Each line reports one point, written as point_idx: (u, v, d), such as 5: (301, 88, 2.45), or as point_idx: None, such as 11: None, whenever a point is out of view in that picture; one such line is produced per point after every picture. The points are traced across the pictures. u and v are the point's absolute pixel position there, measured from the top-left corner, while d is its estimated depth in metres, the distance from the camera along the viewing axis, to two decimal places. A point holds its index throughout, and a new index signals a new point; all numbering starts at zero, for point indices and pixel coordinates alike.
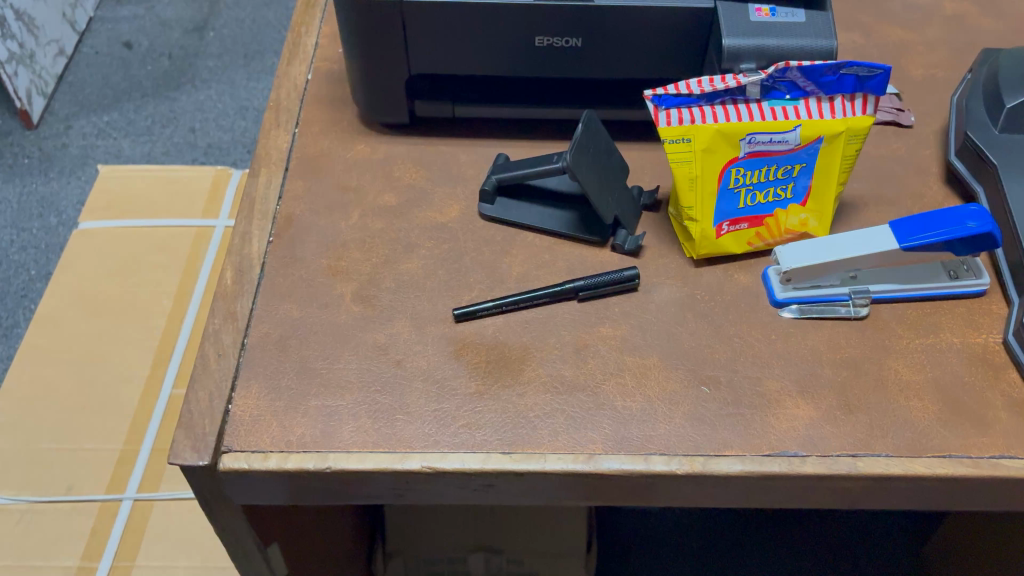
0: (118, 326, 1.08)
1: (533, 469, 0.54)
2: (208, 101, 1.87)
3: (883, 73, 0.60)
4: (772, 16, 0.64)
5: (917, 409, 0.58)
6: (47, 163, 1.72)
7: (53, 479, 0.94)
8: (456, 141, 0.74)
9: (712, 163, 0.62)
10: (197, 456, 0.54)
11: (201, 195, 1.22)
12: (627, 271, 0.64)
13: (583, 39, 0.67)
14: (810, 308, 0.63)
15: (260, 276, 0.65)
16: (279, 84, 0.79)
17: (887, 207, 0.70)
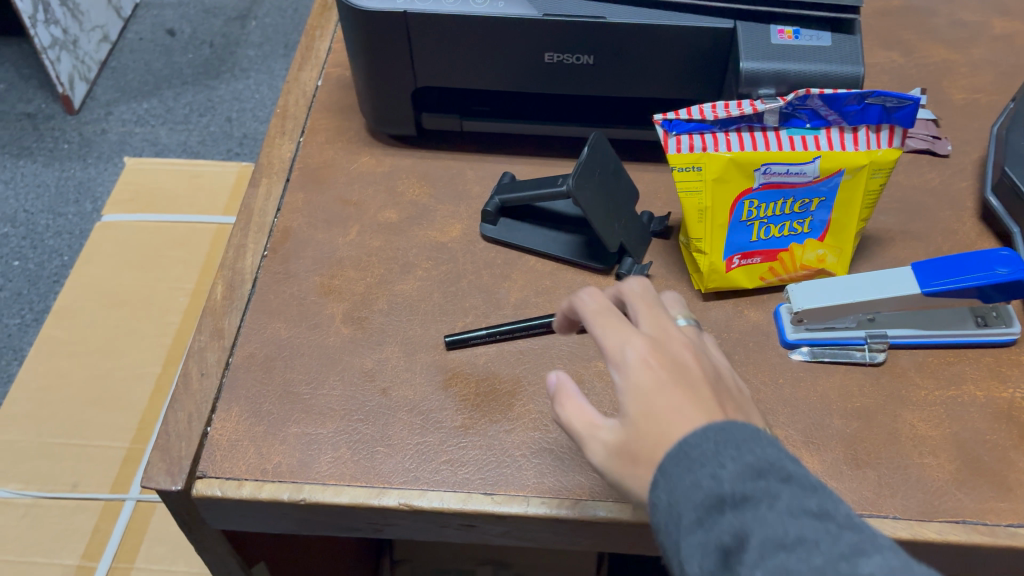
0: (134, 321, 1.07)
1: (515, 512, 0.52)
2: (246, 90, 1.87)
3: (913, 104, 0.56)
4: (795, 38, 0.60)
5: (932, 467, 0.54)
6: (86, 149, 1.74)
7: (59, 475, 0.94)
8: (464, 156, 0.72)
9: (724, 193, 0.59)
10: (170, 481, 0.53)
11: (224, 191, 1.22)
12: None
13: (595, 57, 0.64)
14: (822, 351, 0.59)
15: (252, 292, 0.63)
16: (288, 90, 0.77)
17: (915, 243, 0.66)
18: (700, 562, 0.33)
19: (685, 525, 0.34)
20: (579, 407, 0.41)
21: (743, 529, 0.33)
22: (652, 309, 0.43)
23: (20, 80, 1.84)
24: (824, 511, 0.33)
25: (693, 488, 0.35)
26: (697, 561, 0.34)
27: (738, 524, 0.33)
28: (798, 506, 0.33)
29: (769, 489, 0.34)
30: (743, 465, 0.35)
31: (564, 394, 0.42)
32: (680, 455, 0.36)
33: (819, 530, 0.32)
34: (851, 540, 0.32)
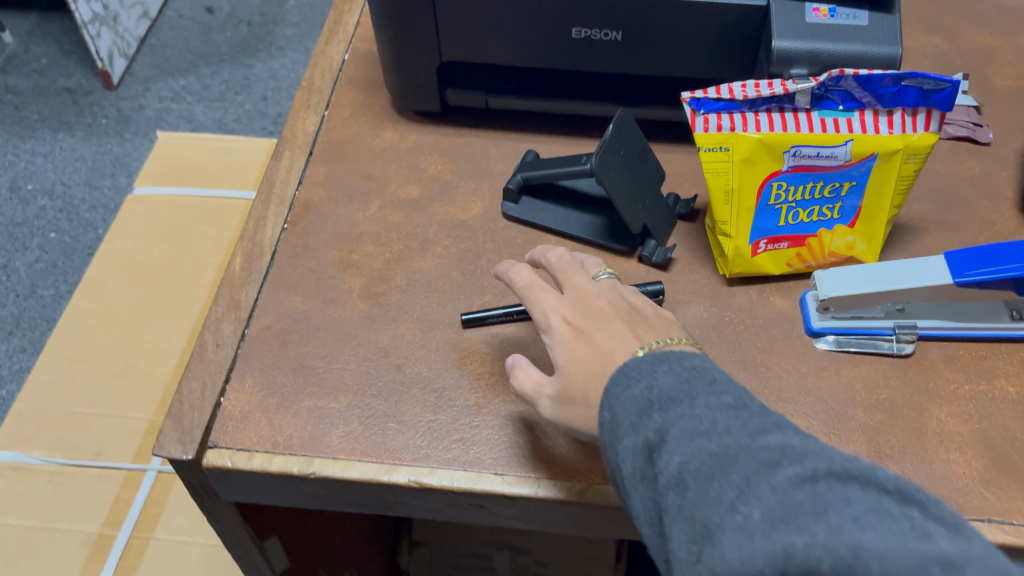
0: (161, 293, 1.08)
1: (525, 494, 0.51)
2: (282, 69, 1.87)
3: (951, 87, 0.54)
4: (831, 17, 0.58)
5: (958, 463, 0.52)
6: (123, 124, 1.75)
7: (83, 443, 0.95)
8: (488, 134, 0.71)
9: (751, 175, 0.58)
10: (181, 450, 0.53)
11: (254, 166, 1.21)
12: (649, 286, 0.59)
13: (624, 33, 0.62)
14: (848, 341, 0.57)
15: (270, 264, 0.63)
16: (315, 63, 0.76)
17: (950, 233, 0.63)
18: (633, 458, 0.41)
19: (622, 430, 0.42)
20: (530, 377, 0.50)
21: (664, 423, 0.40)
22: (573, 274, 0.53)
23: (62, 55, 1.86)
24: (736, 407, 0.41)
25: (632, 400, 0.43)
26: (631, 459, 0.41)
27: (662, 422, 0.41)
28: (712, 403, 0.41)
29: (690, 392, 0.42)
30: (670, 381, 0.43)
31: (519, 369, 0.51)
32: (623, 378, 0.44)
33: (727, 419, 0.40)
34: (754, 425, 0.39)
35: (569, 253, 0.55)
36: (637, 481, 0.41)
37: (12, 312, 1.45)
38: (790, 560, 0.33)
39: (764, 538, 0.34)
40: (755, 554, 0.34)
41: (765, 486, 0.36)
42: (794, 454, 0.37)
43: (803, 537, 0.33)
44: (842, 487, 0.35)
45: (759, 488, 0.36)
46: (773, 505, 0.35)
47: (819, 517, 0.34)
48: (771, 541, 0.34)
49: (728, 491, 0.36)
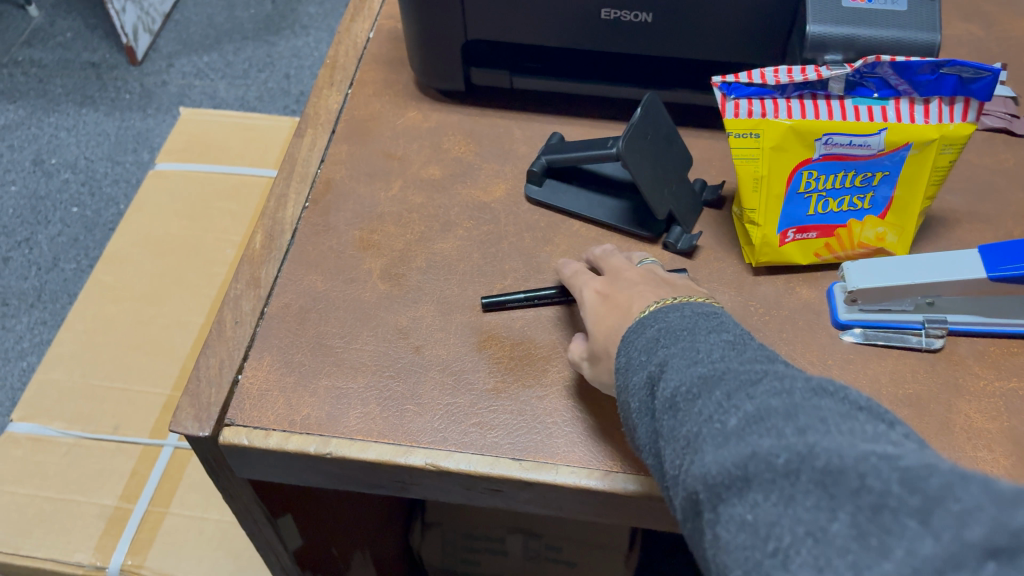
0: (181, 269, 1.08)
1: (543, 480, 0.50)
2: (306, 47, 1.87)
3: (990, 76, 0.52)
4: (868, 2, 0.57)
5: (986, 461, 0.51)
6: (146, 100, 1.75)
7: (101, 417, 0.96)
8: (513, 115, 0.70)
9: (782, 163, 0.57)
10: (198, 427, 0.52)
11: (278, 144, 1.22)
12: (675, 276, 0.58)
13: (654, 15, 0.61)
14: (875, 334, 0.56)
15: (290, 243, 0.62)
16: (339, 40, 0.75)
17: (983, 226, 0.62)
18: (639, 394, 0.42)
19: (632, 368, 0.43)
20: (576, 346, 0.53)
21: (664, 356, 0.41)
22: (613, 258, 0.55)
23: (87, 29, 1.86)
24: (738, 342, 0.41)
25: (643, 341, 0.44)
26: (639, 394, 0.42)
27: (665, 355, 0.41)
28: (712, 338, 0.41)
29: (693, 330, 0.42)
30: (679, 323, 0.43)
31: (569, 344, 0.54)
32: (638, 326, 0.45)
33: (723, 350, 0.40)
34: (748, 355, 0.39)
35: (613, 248, 0.57)
36: (642, 413, 0.42)
37: (33, 285, 1.46)
38: (754, 459, 0.33)
39: (735, 441, 0.34)
40: (725, 456, 0.34)
41: (743, 397, 0.36)
42: (778, 375, 0.37)
43: (770, 440, 0.33)
44: (817, 399, 0.35)
45: (738, 399, 0.36)
46: (749, 411, 0.35)
47: (789, 420, 0.34)
48: (741, 444, 0.34)
49: (709, 405, 0.37)
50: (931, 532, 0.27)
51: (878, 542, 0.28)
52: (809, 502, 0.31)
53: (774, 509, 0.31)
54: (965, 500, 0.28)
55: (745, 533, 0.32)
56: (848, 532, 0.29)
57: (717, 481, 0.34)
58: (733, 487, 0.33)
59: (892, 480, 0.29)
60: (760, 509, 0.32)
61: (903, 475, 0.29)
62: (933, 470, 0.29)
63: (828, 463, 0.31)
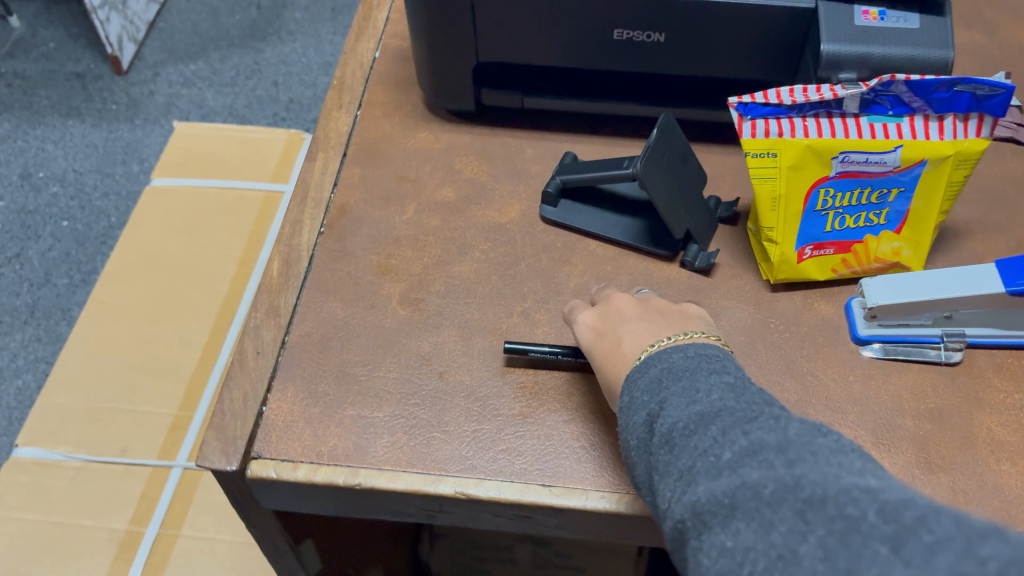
0: (182, 285, 1.07)
1: (574, 506, 0.51)
2: (293, 54, 1.85)
3: (1005, 93, 0.53)
4: (881, 19, 0.57)
5: (1009, 474, 0.51)
6: (133, 110, 1.73)
7: (107, 439, 0.95)
8: (524, 134, 0.70)
9: (799, 181, 0.57)
10: (225, 461, 0.52)
11: (274, 156, 1.20)
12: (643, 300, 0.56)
13: (667, 34, 0.62)
14: (895, 348, 0.57)
15: (308, 270, 0.62)
16: (345, 61, 0.75)
17: (995, 236, 0.63)
18: (637, 429, 0.42)
19: (630, 402, 0.43)
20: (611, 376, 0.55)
21: (664, 394, 0.41)
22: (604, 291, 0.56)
23: (69, 39, 1.84)
24: (738, 383, 0.41)
25: (645, 380, 0.43)
26: (637, 428, 0.42)
27: (664, 390, 0.42)
28: (712, 377, 0.41)
29: (694, 369, 0.42)
30: (680, 360, 0.43)
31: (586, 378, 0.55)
32: (641, 364, 0.45)
33: (722, 391, 0.40)
34: (750, 395, 0.39)
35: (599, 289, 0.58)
36: (639, 451, 0.41)
37: (26, 301, 1.44)
38: (743, 489, 0.33)
39: (728, 473, 0.35)
40: (716, 487, 0.34)
41: (738, 433, 0.36)
42: (775, 414, 0.37)
43: (761, 472, 0.34)
44: (813, 436, 0.35)
45: (734, 434, 0.36)
46: (744, 445, 0.35)
47: (780, 453, 0.34)
48: (733, 476, 0.34)
49: (703, 439, 0.37)
50: (900, 559, 0.28)
51: (846, 565, 0.29)
52: (783, 528, 0.31)
53: (753, 535, 0.32)
54: (937, 532, 0.28)
55: (725, 559, 0.32)
56: (817, 554, 0.30)
57: (705, 510, 0.34)
58: (719, 515, 0.34)
59: (869, 510, 0.30)
60: (740, 537, 0.32)
61: (881, 507, 0.30)
62: (908, 505, 0.29)
63: (813, 494, 0.31)
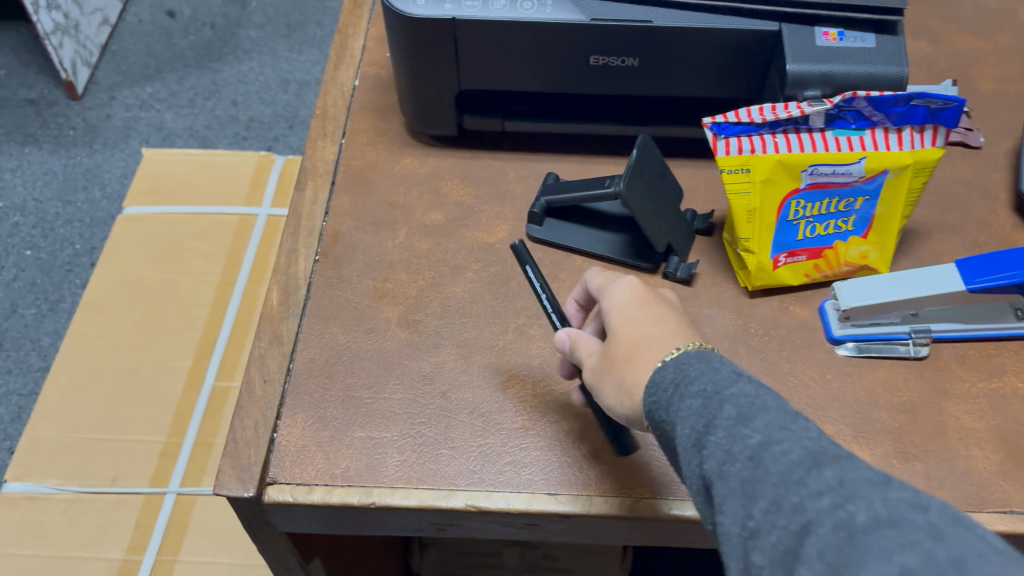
0: (162, 313, 1.08)
1: (580, 511, 0.54)
2: (251, 73, 1.76)
3: (957, 106, 0.57)
4: (840, 40, 0.62)
5: (978, 458, 0.56)
6: (92, 134, 1.65)
7: (98, 470, 0.95)
8: (505, 156, 0.73)
9: (772, 194, 0.61)
10: (242, 488, 0.54)
11: (244, 180, 1.21)
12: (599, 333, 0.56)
13: (640, 59, 0.65)
14: (868, 346, 0.61)
15: (307, 297, 0.64)
16: (326, 90, 0.78)
17: (951, 236, 0.67)
18: (694, 421, 0.38)
19: (689, 390, 0.40)
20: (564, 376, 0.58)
21: (750, 405, 0.37)
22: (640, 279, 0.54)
23: (19, 64, 1.76)
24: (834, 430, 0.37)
25: (714, 371, 0.40)
26: (692, 421, 0.39)
27: (741, 395, 0.38)
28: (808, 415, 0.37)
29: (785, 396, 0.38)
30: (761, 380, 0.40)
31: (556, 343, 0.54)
32: (699, 357, 0.42)
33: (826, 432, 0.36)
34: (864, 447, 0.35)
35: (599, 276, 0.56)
36: (694, 447, 0.38)
37: None
38: None
39: (858, 542, 0.29)
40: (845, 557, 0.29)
41: (873, 494, 0.31)
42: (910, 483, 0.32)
43: (915, 558, 0.28)
44: (973, 527, 0.29)
45: (864, 492, 0.31)
46: (880, 512, 0.30)
47: (937, 538, 0.28)
48: (866, 548, 0.29)
49: (816, 481, 0.32)
50: None
51: None
52: None
53: None
54: None
55: None
56: None
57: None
58: None
59: None
60: None
61: None
62: None
63: None
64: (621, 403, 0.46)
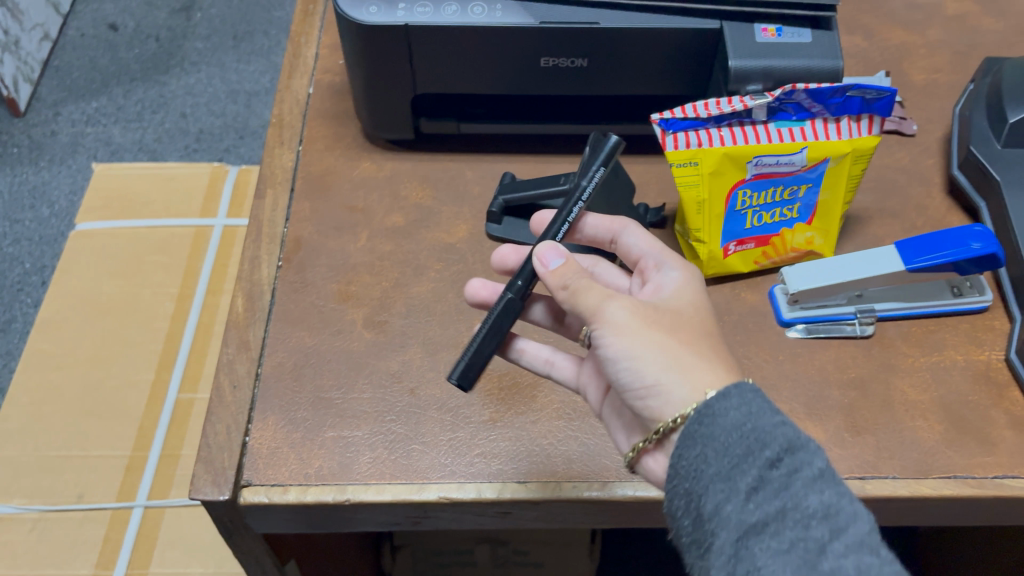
0: (121, 329, 1.08)
1: (550, 497, 0.55)
2: (199, 84, 1.75)
3: (890, 95, 0.61)
4: (778, 36, 0.64)
5: (924, 428, 0.59)
6: (37, 152, 1.62)
7: (63, 487, 0.95)
8: (461, 157, 0.75)
9: (719, 185, 0.63)
10: (217, 491, 0.54)
11: (199, 192, 1.22)
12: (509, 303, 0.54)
13: (589, 59, 0.67)
14: (816, 327, 0.64)
15: (272, 302, 0.65)
16: (281, 99, 0.79)
17: (891, 220, 0.70)
18: (771, 501, 0.40)
19: (761, 453, 0.41)
20: (500, 251, 0.62)
21: (834, 510, 0.39)
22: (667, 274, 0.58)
23: None
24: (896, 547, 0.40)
25: (786, 432, 0.42)
26: (767, 498, 0.41)
27: (824, 491, 0.40)
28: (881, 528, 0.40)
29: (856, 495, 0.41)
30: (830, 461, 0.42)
31: (537, 245, 0.53)
32: (765, 406, 0.44)
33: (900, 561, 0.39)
34: None
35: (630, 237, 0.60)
36: (763, 528, 0.40)
37: None
38: None
39: None
40: None
41: None
42: None
43: None
44: None
45: None
46: None
47: None
48: None
49: None
50: None
51: None
52: None
53: None
54: None
55: None
56: None
57: None
58: None
59: None
60: None
61: None
62: None
63: None
64: (666, 365, 0.45)
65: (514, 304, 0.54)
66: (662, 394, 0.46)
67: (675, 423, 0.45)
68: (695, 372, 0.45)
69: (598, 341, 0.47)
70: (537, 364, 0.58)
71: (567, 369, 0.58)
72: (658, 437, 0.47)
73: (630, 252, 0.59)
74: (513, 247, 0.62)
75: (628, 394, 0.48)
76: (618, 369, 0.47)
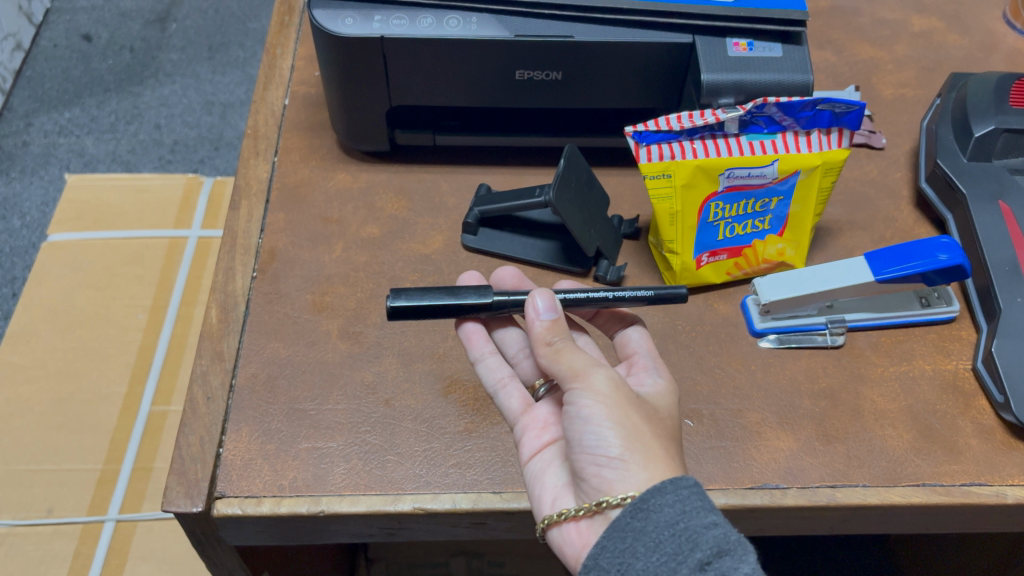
0: (94, 341, 1.06)
1: (524, 507, 0.55)
2: (174, 95, 1.74)
3: (858, 109, 0.62)
4: (749, 50, 0.66)
5: (893, 437, 0.59)
6: (8, 162, 1.60)
7: (33, 501, 0.94)
8: (436, 169, 0.75)
9: (692, 197, 0.64)
10: (190, 503, 0.54)
11: (173, 204, 1.22)
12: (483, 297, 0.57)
13: (563, 73, 0.68)
14: (788, 337, 0.64)
15: (246, 313, 0.65)
16: (257, 109, 0.79)
17: (861, 232, 0.72)
18: None
19: (690, 555, 0.41)
20: (500, 271, 0.62)
21: None
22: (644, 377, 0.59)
23: None
24: None
25: (715, 537, 0.42)
26: None
27: None
28: None
29: None
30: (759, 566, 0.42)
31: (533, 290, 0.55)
32: (700, 505, 0.43)
33: None
34: None
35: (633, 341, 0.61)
36: None
37: None
38: None
39: None
40: None
41: None
42: None
43: None
44: None
45: None
46: None
47: None
48: None
49: None
50: None
51: None
52: None
53: None
54: None
55: None
56: None
57: None
58: None
59: None
60: None
61: None
62: None
63: None
64: (631, 446, 0.46)
65: (482, 294, 0.57)
66: (620, 468, 0.46)
67: (621, 499, 0.45)
68: (655, 464, 0.46)
69: (573, 399, 0.49)
70: (489, 381, 0.59)
71: (512, 403, 0.57)
72: (596, 508, 0.46)
73: (625, 346, 0.60)
74: (515, 273, 0.62)
75: (584, 457, 0.48)
76: (584, 431, 0.48)
